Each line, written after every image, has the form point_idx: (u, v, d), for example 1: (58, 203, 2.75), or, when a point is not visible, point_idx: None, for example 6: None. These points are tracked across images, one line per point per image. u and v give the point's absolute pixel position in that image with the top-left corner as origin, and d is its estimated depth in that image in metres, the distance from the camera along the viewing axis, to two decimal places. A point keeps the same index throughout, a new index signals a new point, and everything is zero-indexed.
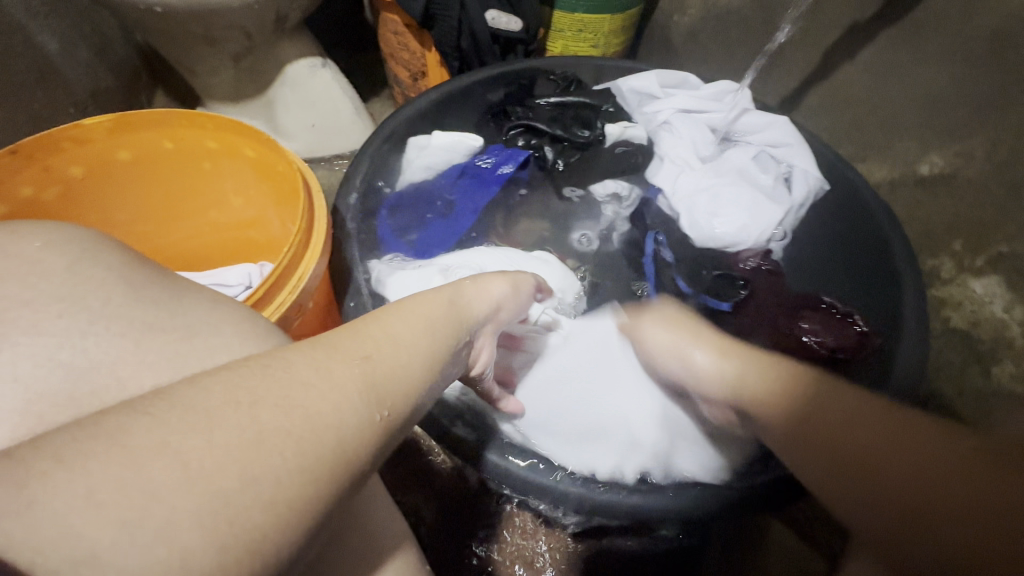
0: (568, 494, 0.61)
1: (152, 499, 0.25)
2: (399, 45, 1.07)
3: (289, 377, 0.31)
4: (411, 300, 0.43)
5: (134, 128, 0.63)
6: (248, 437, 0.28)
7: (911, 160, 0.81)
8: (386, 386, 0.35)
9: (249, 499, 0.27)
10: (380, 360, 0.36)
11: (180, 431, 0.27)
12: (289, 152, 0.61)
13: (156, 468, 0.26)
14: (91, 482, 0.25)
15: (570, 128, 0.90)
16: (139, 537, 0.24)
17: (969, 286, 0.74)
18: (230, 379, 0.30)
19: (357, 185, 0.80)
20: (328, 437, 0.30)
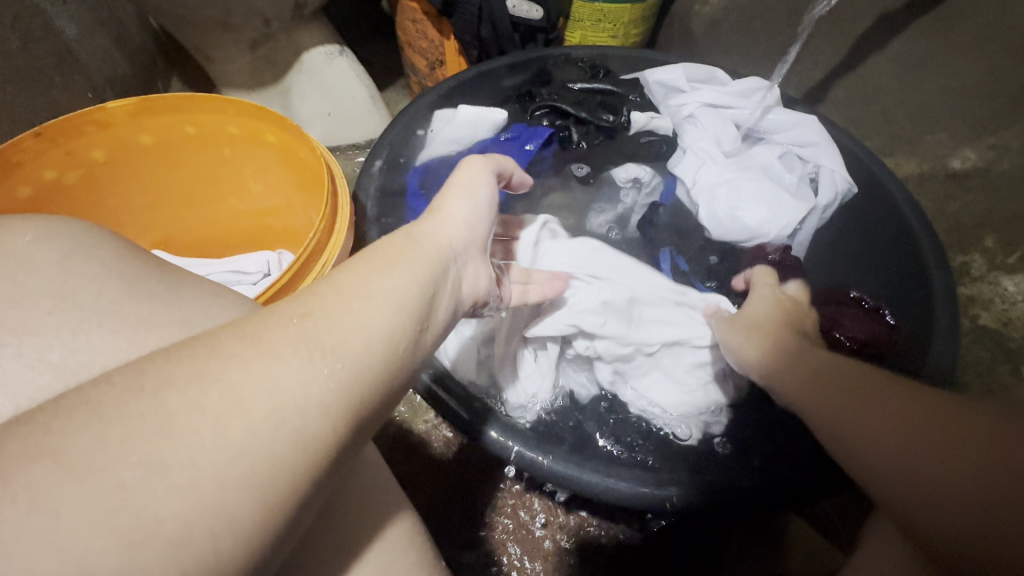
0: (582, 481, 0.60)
1: (57, 490, 0.25)
2: (416, 33, 1.06)
3: (209, 359, 0.30)
4: (374, 253, 0.41)
5: (155, 112, 0.63)
6: (160, 420, 0.27)
7: (942, 154, 0.80)
8: (327, 340, 0.33)
9: (166, 493, 0.26)
10: (323, 318, 0.34)
11: (84, 420, 0.27)
12: (311, 138, 0.60)
13: (45, 467, 0.25)
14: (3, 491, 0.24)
15: (596, 113, 0.89)
16: (51, 542, 0.24)
17: (1002, 283, 0.73)
18: (154, 364, 0.29)
19: (375, 172, 0.80)
20: (257, 406, 0.29)
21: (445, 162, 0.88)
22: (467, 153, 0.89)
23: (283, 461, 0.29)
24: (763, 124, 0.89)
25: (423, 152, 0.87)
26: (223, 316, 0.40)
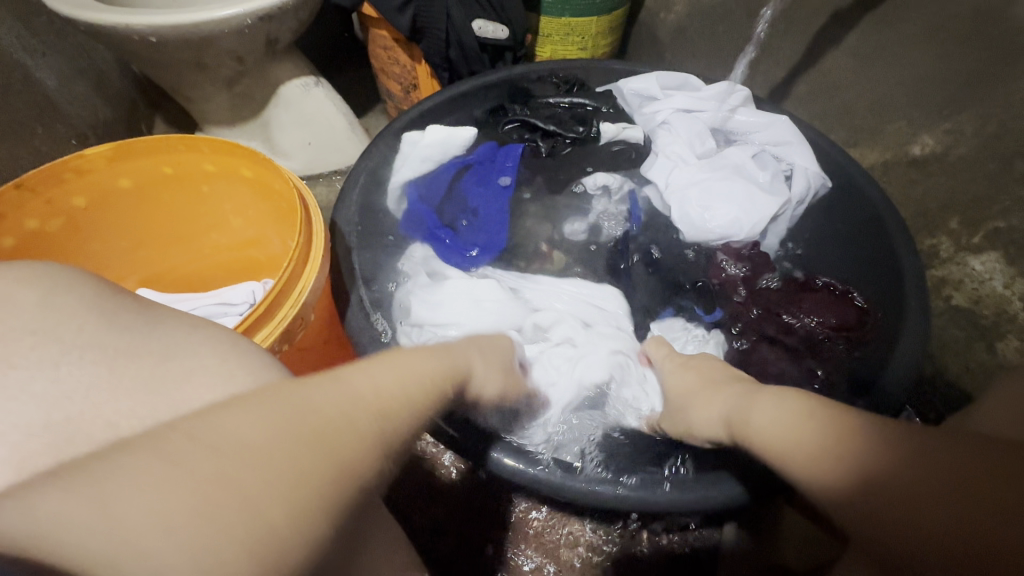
0: (610, 495, 0.59)
1: (168, 512, 0.23)
2: (389, 59, 1.09)
3: (304, 402, 0.31)
4: (399, 359, 0.40)
5: (132, 156, 0.65)
6: (263, 453, 0.27)
7: (903, 141, 0.81)
8: (394, 411, 0.35)
9: (275, 515, 0.26)
10: (386, 385, 0.36)
11: (189, 466, 0.25)
12: (284, 169, 0.62)
13: (178, 480, 0.24)
14: (108, 492, 0.23)
15: (566, 125, 0.92)
16: (163, 558, 0.23)
17: (969, 263, 0.73)
18: (255, 407, 0.29)
19: (354, 198, 0.81)
20: (343, 447, 0.30)
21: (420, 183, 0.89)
22: (443, 173, 0.90)
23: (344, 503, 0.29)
24: (736, 126, 0.91)
25: (394, 176, 0.87)
26: (203, 348, 0.41)
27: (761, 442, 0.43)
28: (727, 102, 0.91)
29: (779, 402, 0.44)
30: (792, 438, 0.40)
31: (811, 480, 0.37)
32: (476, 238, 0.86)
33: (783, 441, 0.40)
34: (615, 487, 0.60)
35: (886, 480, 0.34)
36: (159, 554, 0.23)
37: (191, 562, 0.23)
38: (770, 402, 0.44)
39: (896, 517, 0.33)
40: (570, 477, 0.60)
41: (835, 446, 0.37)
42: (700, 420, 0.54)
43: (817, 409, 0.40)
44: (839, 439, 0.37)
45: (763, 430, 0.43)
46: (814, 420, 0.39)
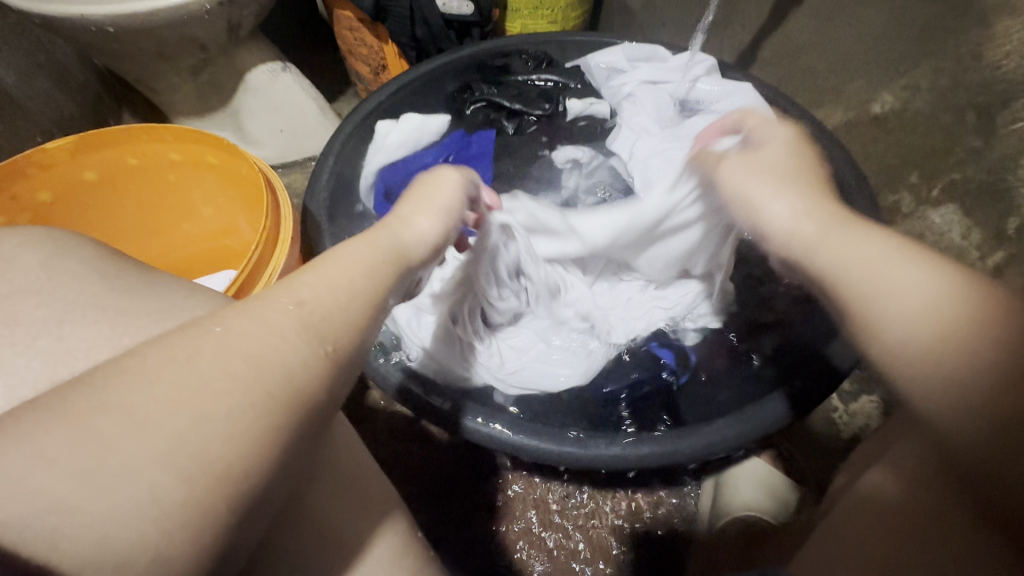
0: (568, 454, 0.61)
1: (111, 447, 0.27)
2: (355, 41, 1.08)
3: (231, 335, 0.33)
4: (335, 259, 0.41)
5: (95, 147, 0.64)
6: (195, 386, 0.30)
7: (864, 100, 0.82)
8: (325, 326, 0.36)
9: (214, 438, 0.29)
10: (316, 307, 0.37)
11: (150, 401, 0.29)
12: (249, 155, 0.62)
13: (116, 422, 0.28)
14: (52, 439, 0.26)
15: (532, 104, 0.94)
16: (114, 485, 0.26)
17: (929, 217, 0.76)
18: (194, 342, 0.32)
19: (325, 182, 0.81)
20: (273, 369, 0.33)
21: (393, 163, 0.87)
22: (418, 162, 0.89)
23: (283, 421, 0.32)
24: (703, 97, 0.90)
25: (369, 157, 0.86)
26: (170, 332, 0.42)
27: (851, 278, 0.42)
28: (694, 71, 0.89)
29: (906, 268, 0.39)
30: (901, 291, 0.39)
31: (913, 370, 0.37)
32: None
33: (904, 312, 0.38)
34: (571, 443, 0.61)
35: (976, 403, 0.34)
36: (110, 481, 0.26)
37: (144, 485, 0.27)
38: (874, 244, 0.42)
39: (979, 441, 0.34)
40: (535, 435, 0.61)
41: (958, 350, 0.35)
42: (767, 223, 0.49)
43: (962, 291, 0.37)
44: (977, 338, 0.35)
45: (863, 260, 0.42)
46: (961, 306, 0.36)
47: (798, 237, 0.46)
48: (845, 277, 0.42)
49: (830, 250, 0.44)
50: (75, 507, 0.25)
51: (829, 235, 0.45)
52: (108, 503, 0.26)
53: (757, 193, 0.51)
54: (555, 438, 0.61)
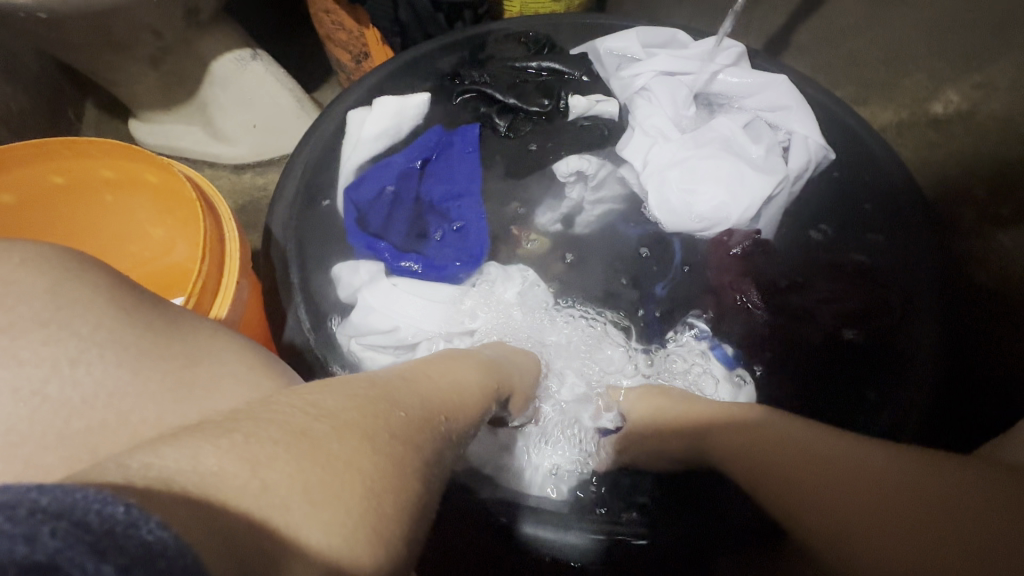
0: (590, 547, 0.56)
1: (309, 451, 0.23)
2: (333, 25, 0.95)
3: (399, 381, 0.34)
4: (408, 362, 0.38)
5: (8, 166, 0.54)
6: (380, 409, 0.29)
7: (922, 98, 0.75)
8: (453, 407, 0.36)
9: (397, 460, 0.26)
10: (438, 387, 0.37)
11: (278, 439, 0.23)
12: (173, 165, 0.52)
13: (303, 431, 0.24)
14: (247, 441, 0.22)
15: (529, 98, 0.81)
16: (314, 490, 0.22)
17: (996, 237, 0.67)
18: (356, 382, 0.31)
19: (290, 197, 0.70)
20: (419, 409, 0.32)
21: (373, 164, 0.75)
22: (392, 165, 0.75)
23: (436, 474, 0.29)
24: (728, 91, 0.79)
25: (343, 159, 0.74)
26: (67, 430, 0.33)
27: (738, 444, 0.48)
28: (717, 62, 0.79)
29: (754, 416, 0.49)
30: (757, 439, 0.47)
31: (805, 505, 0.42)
32: (448, 251, 0.74)
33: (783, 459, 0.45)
34: (591, 535, 0.57)
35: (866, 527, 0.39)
36: (310, 487, 0.22)
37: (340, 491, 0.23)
38: (761, 418, 0.49)
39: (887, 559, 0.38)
40: (563, 529, 0.57)
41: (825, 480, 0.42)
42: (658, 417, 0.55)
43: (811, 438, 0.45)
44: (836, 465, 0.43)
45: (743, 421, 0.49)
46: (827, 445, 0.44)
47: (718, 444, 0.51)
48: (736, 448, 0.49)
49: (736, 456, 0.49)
50: (283, 511, 0.21)
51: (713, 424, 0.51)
52: (297, 512, 0.21)
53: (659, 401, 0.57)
54: (578, 529, 0.57)
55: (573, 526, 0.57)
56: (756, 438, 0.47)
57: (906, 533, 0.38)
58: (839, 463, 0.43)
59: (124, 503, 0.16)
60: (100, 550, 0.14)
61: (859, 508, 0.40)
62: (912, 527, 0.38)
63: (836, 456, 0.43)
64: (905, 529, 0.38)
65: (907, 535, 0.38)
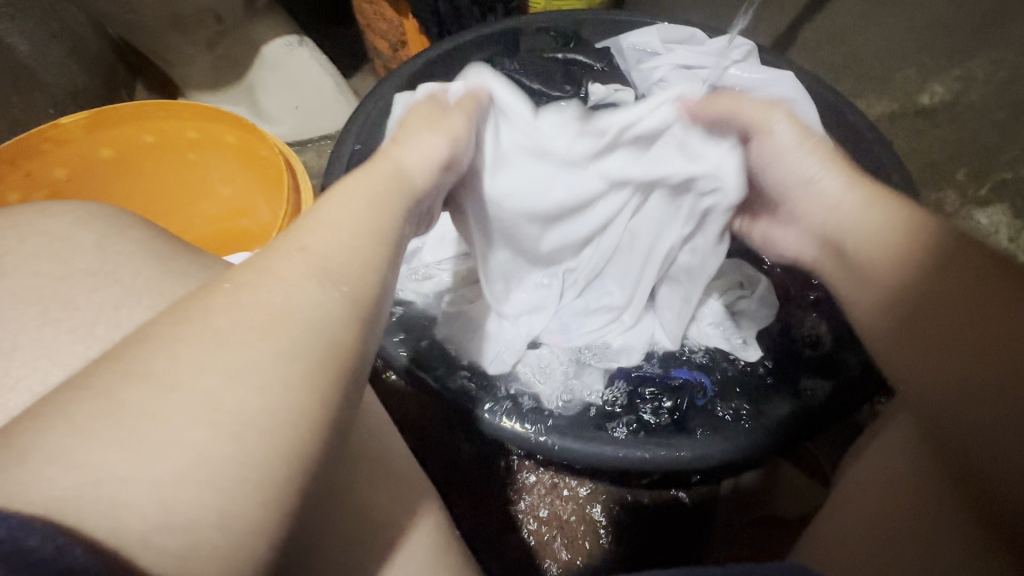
0: (606, 454, 0.59)
1: (146, 417, 0.26)
2: (375, 15, 1.04)
3: (271, 282, 0.31)
4: (335, 199, 0.37)
5: (112, 123, 0.62)
6: (222, 341, 0.28)
7: (912, 90, 0.83)
8: (336, 265, 0.33)
9: (247, 393, 0.27)
10: (322, 251, 0.33)
11: (105, 413, 0.26)
12: (270, 135, 0.60)
13: (145, 391, 0.26)
14: (89, 416, 0.25)
15: (554, 84, 0.89)
16: (153, 451, 0.25)
17: (976, 216, 0.79)
18: (213, 308, 0.30)
19: (344, 163, 0.79)
20: (291, 316, 0.30)
21: None
22: None
23: (318, 386, 0.29)
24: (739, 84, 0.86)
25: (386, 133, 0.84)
26: None
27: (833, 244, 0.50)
28: (730, 57, 0.85)
29: (842, 197, 0.49)
30: (890, 230, 0.45)
31: (862, 301, 0.47)
32: None
33: (862, 244, 0.47)
34: (609, 443, 0.60)
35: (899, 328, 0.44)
36: (148, 449, 0.25)
37: (182, 446, 0.26)
38: (847, 197, 0.48)
39: (935, 365, 0.41)
40: (562, 439, 0.60)
41: (895, 281, 0.44)
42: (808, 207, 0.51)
43: (917, 240, 0.44)
44: (909, 255, 0.44)
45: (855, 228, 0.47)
46: (919, 258, 0.43)
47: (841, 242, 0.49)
48: (848, 252, 0.48)
49: (839, 277, 0.50)
50: (127, 475, 0.24)
51: (846, 199, 0.48)
52: (144, 491, 0.24)
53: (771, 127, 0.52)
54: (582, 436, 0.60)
55: (569, 434, 0.60)
56: (844, 224, 0.48)
57: (960, 343, 0.40)
58: (917, 254, 0.43)
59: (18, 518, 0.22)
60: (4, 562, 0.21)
61: (931, 326, 0.41)
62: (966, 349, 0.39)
63: (910, 263, 0.44)
64: (950, 334, 0.40)
65: (956, 352, 0.40)
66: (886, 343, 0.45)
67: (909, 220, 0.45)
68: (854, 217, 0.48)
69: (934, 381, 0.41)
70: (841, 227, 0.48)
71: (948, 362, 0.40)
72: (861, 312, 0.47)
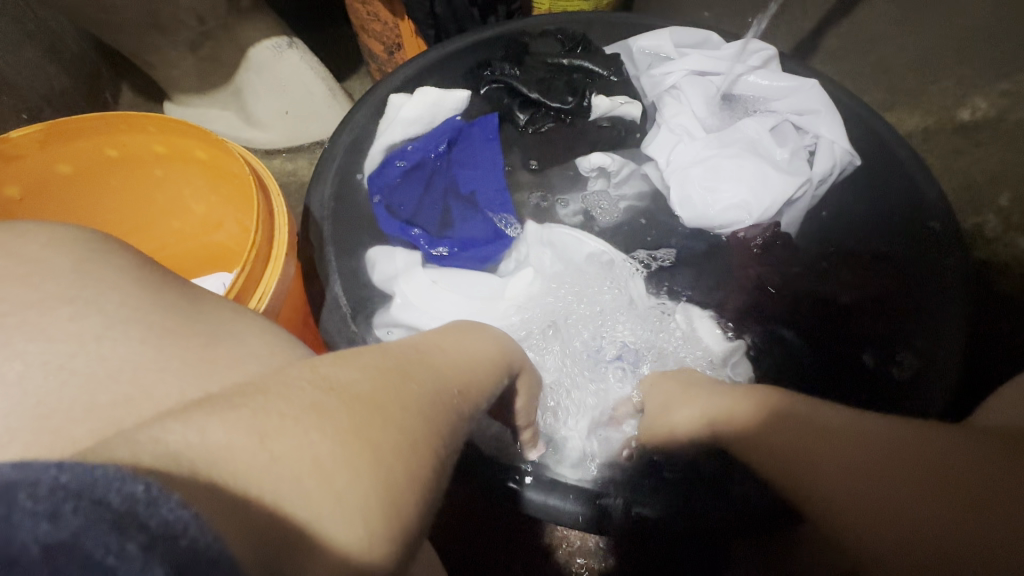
0: (602, 515, 0.56)
1: (313, 446, 0.23)
2: (367, 16, 0.97)
3: (422, 360, 0.33)
4: (437, 350, 0.36)
5: (68, 136, 0.56)
6: (394, 386, 0.28)
7: (950, 106, 0.77)
8: (469, 378, 0.35)
9: (405, 446, 0.26)
10: (449, 354, 0.36)
11: (284, 417, 0.23)
12: (236, 148, 0.54)
13: (321, 403, 0.25)
14: (274, 421, 0.23)
15: (553, 95, 0.81)
16: (326, 474, 0.23)
17: (1017, 243, 0.69)
18: (368, 358, 0.30)
19: (329, 178, 0.73)
20: (439, 390, 0.31)
21: (402, 150, 0.78)
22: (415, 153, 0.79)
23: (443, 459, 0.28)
24: (758, 93, 0.81)
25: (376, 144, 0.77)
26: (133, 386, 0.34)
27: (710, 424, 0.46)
28: (747, 64, 0.80)
29: (673, 413, 0.49)
30: (750, 407, 0.44)
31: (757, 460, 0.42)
32: (477, 232, 0.77)
33: (731, 416, 0.44)
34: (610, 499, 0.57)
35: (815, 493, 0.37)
36: (322, 469, 0.23)
37: (353, 472, 0.24)
38: (691, 407, 0.48)
39: (878, 522, 0.33)
40: (571, 497, 0.57)
41: (775, 439, 0.40)
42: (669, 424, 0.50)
43: (767, 410, 0.43)
44: (782, 419, 0.41)
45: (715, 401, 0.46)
46: (785, 419, 0.41)
47: (713, 434, 0.46)
48: (722, 441, 0.45)
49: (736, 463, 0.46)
50: (297, 495, 0.22)
51: (687, 413, 0.48)
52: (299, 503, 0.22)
53: (674, 409, 0.50)
54: (580, 495, 0.57)
55: (569, 493, 0.57)
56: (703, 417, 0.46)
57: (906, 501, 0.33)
58: (784, 415, 0.41)
59: (146, 482, 0.18)
60: (121, 526, 0.16)
61: (864, 477, 0.35)
62: (911, 505, 0.33)
63: (780, 425, 0.41)
64: (888, 490, 0.34)
65: (904, 510, 0.33)
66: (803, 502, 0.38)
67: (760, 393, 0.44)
68: (711, 411, 0.46)
69: (880, 557, 0.33)
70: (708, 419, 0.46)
71: (898, 517, 0.33)
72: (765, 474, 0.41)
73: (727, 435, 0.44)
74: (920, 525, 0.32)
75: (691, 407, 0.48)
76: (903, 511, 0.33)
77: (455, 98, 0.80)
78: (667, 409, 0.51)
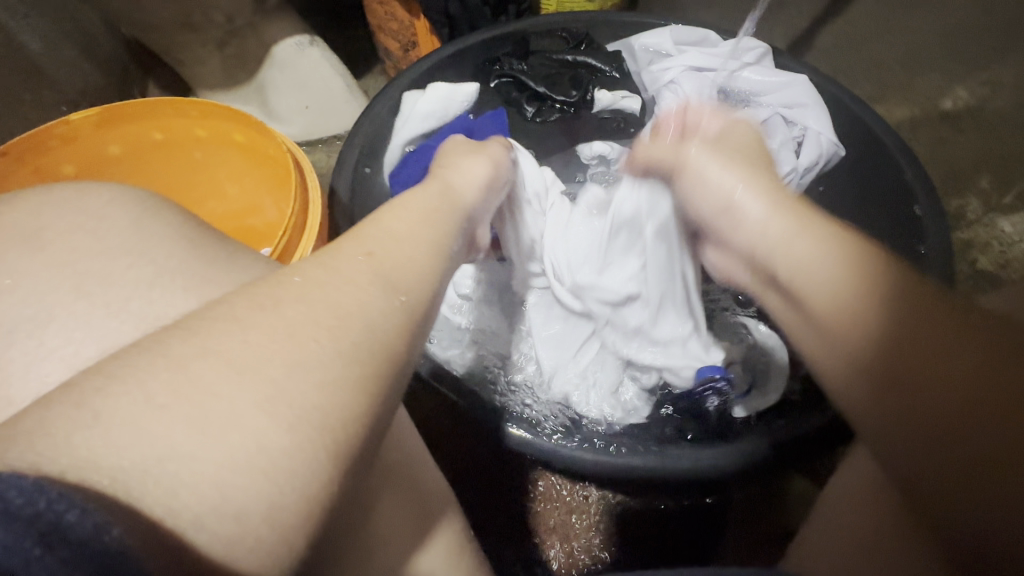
0: (599, 465, 0.59)
1: (209, 398, 0.25)
2: (385, 15, 1.03)
3: (329, 281, 0.31)
4: (392, 215, 0.39)
5: (118, 120, 0.62)
6: (286, 323, 0.28)
7: (934, 96, 0.82)
8: (395, 274, 0.33)
9: (309, 389, 0.26)
10: (386, 259, 0.34)
11: (162, 385, 0.25)
12: (277, 133, 0.59)
13: (205, 366, 0.26)
14: (155, 386, 0.25)
15: (559, 87, 0.88)
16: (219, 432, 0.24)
17: (998, 224, 0.78)
18: (258, 303, 0.29)
19: (353, 163, 0.79)
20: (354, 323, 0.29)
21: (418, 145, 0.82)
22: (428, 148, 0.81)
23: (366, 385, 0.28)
24: (751, 87, 0.84)
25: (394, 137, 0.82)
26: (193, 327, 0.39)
27: (781, 262, 0.41)
28: (742, 61, 0.85)
29: (744, 194, 0.46)
30: (827, 270, 0.38)
31: (830, 317, 0.37)
32: None
33: (803, 261, 0.39)
34: (605, 451, 0.60)
35: (881, 344, 0.35)
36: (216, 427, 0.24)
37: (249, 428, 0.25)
38: (758, 207, 0.44)
39: (946, 398, 0.33)
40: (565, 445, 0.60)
41: (876, 297, 0.36)
42: (739, 233, 0.46)
43: (853, 263, 0.38)
44: (861, 264, 0.37)
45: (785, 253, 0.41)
46: (865, 293, 0.36)
47: (788, 277, 0.41)
48: (784, 277, 0.41)
49: (780, 306, 0.43)
50: (189, 453, 0.24)
51: (773, 223, 0.43)
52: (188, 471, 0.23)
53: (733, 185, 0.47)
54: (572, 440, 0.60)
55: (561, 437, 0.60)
56: (777, 253, 0.42)
57: (959, 384, 0.33)
58: (879, 287, 0.36)
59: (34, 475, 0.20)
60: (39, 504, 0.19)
61: (930, 352, 0.34)
62: (966, 382, 0.32)
63: (867, 294, 0.36)
64: (952, 385, 0.33)
65: (961, 396, 0.32)
66: (864, 370, 0.36)
67: (820, 234, 0.40)
68: (802, 251, 0.40)
69: (923, 427, 0.33)
70: (778, 255, 0.42)
71: (949, 402, 0.33)
72: (835, 326, 0.37)
73: (795, 268, 0.40)
74: (968, 417, 0.32)
75: (772, 206, 0.44)
76: (955, 398, 0.32)
77: (465, 93, 0.85)
78: (756, 221, 0.44)
